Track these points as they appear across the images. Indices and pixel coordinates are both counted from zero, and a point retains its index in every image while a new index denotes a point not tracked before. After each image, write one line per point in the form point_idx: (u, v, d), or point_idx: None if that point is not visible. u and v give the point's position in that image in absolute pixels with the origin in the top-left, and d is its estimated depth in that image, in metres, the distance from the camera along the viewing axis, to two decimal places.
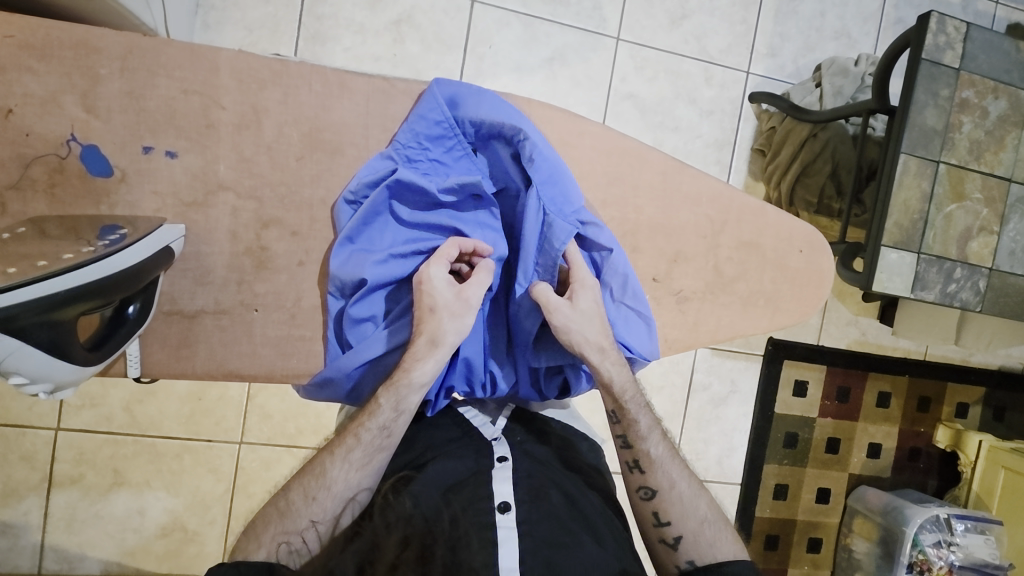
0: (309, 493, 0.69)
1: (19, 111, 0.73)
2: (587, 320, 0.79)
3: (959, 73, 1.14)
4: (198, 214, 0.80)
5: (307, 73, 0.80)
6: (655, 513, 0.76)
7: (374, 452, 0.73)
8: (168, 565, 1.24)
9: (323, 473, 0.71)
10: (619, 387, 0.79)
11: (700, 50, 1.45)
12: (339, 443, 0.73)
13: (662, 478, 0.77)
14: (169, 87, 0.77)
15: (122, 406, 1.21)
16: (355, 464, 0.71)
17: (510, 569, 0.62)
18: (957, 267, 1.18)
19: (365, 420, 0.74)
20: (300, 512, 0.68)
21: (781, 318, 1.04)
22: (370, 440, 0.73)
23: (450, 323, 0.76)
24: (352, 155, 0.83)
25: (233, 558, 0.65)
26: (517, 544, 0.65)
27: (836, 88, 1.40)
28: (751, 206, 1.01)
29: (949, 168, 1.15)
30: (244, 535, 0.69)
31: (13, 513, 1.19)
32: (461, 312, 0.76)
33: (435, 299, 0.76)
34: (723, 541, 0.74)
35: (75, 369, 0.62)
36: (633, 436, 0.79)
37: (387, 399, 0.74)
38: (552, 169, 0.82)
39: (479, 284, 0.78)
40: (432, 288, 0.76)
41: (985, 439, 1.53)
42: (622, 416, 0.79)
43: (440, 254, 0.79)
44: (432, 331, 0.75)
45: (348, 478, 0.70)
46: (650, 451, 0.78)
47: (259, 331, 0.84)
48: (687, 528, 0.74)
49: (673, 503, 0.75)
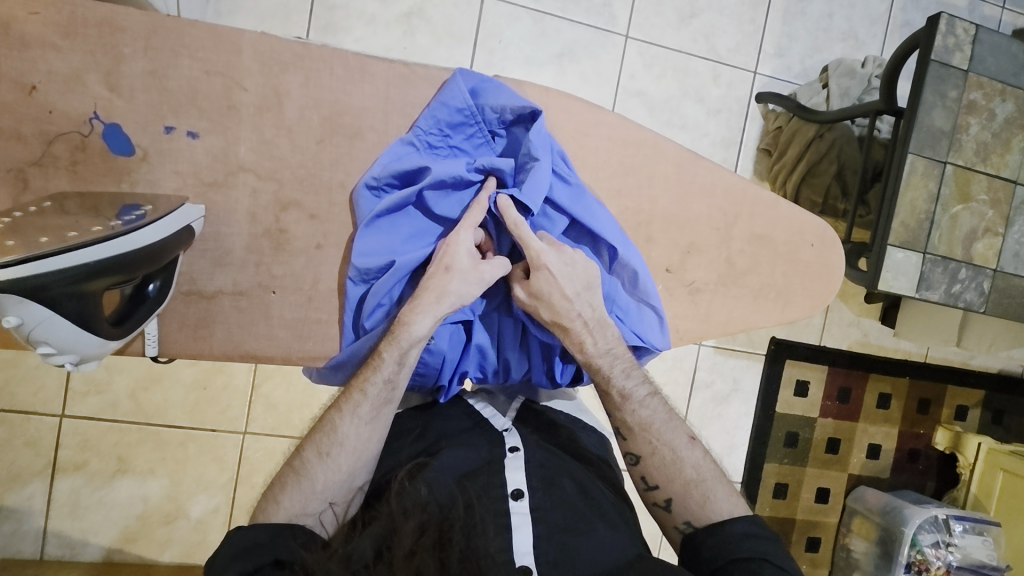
0: (322, 449, 0.70)
1: (43, 88, 0.74)
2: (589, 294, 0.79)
3: (968, 75, 1.15)
4: (219, 194, 0.80)
5: (329, 57, 0.81)
6: (643, 479, 0.76)
7: (381, 405, 0.73)
8: (171, 553, 1.24)
9: (333, 429, 0.71)
10: (595, 348, 0.79)
11: (708, 49, 1.46)
12: (345, 398, 0.73)
13: (644, 443, 0.76)
14: (191, 68, 0.77)
15: (128, 393, 1.22)
16: (363, 418, 0.72)
17: (525, 554, 0.63)
18: (962, 267, 1.18)
19: (370, 374, 0.73)
20: (316, 471, 0.69)
21: (792, 311, 1.05)
22: (376, 394, 0.72)
23: (459, 287, 0.75)
24: (372, 139, 0.83)
25: (253, 521, 0.66)
26: (532, 529, 0.65)
27: (843, 89, 1.41)
28: (764, 199, 1.02)
29: (955, 169, 1.16)
30: (261, 500, 0.69)
31: (17, 497, 1.19)
32: (473, 280, 0.76)
33: (454, 259, 0.76)
34: (714, 500, 0.73)
35: (100, 343, 0.64)
36: (610, 405, 0.79)
37: (390, 353, 0.73)
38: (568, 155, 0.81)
39: (498, 265, 0.78)
40: (455, 250, 0.76)
41: (984, 442, 1.54)
42: (599, 383, 0.79)
43: (467, 221, 0.78)
44: (440, 288, 0.75)
45: (359, 434, 0.71)
46: (626, 417, 0.77)
47: (277, 312, 0.85)
48: (674, 491, 0.74)
49: (658, 467, 0.75)
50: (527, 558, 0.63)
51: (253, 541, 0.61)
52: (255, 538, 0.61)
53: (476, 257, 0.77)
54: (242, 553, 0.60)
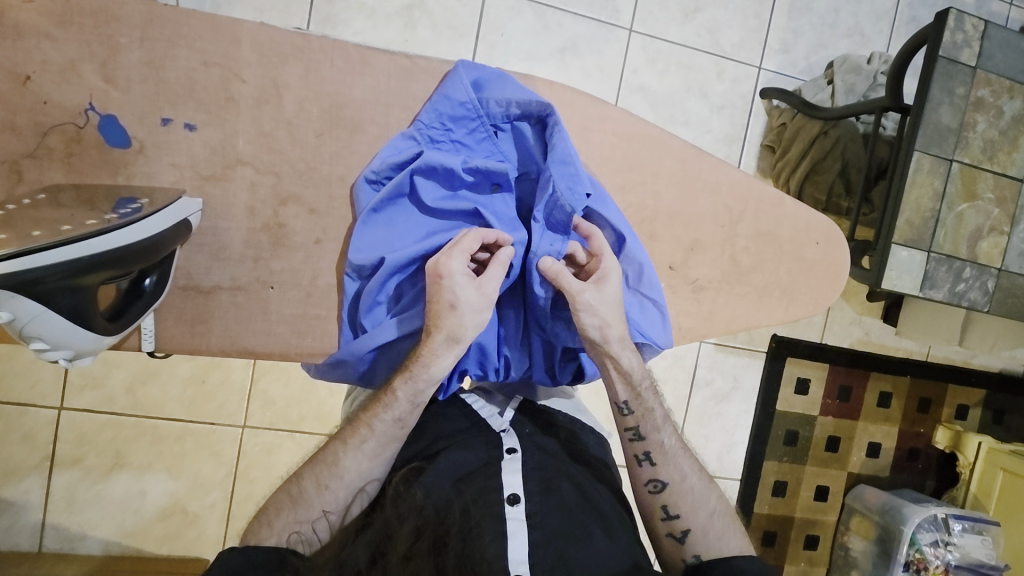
0: (322, 480, 0.69)
1: (37, 78, 0.73)
2: (609, 306, 0.77)
3: (976, 71, 1.13)
4: (217, 187, 0.79)
5: (329, 48, 0.80)
6: (665, 508, 0.76)
7: (389, 442, 0.72)
8: (167, 548, 1.23)
9: (335, 461, 0.70)
10: (638, 376, 0.78)
11: (713, 44, 1.44)
12: (351, 432, 0.72)
13: (674, 470, 0.77)
14: (189, 59, 0.76)
15: (125, 388, 1.21)
16: (369, 454, 0.71)
17: (520, 563, 0.61)
18: (966, 266, 1.17)
19: (379, 411, 0.72)
20: (314, 499, 0.69)
21: (795, 309, 1.04)
22: (384, 432, 0.72)
23: (470, 319, 0.72)
24: (373, 132, 0.82)
25: (245, 542, 0.67)
26: (528, 536, 0.64)
27: (848, 85, 1.39)
28: (770, 197, 1.01)
29: (962, 167, 1.15)
30: (254, 520, 0.70)
31: (14, 492, 1.19)
32: (482, 307, 0.72)
33: (457, 295, 0.71)
34: (730, 537, 0.74)
35: (95, 339, 0.64)
36: (647, 428, 0.78)
37: (403, 392, 0.72)
38: (567, 150, 0.79)
39: (498, 279, 0.74)
40: (453, 284, 0.71)
41: (984, 442, 1.53)
42: (637, 406, 0.78)
43: (458, 246, 0.74)
44: (452, 328, 0.71)
45: (360, 469, 0.70)
46: (661, 442, 0.77)
47: (275, 308, 0.84)
48: (696, 522, 0.74)
49: (683, 496, 0.75)
50: (521, 567, 0.61)
51: (248, 560, 0.60)
52: (249, 555, 0.61)
53: (475, 278, 0.73)
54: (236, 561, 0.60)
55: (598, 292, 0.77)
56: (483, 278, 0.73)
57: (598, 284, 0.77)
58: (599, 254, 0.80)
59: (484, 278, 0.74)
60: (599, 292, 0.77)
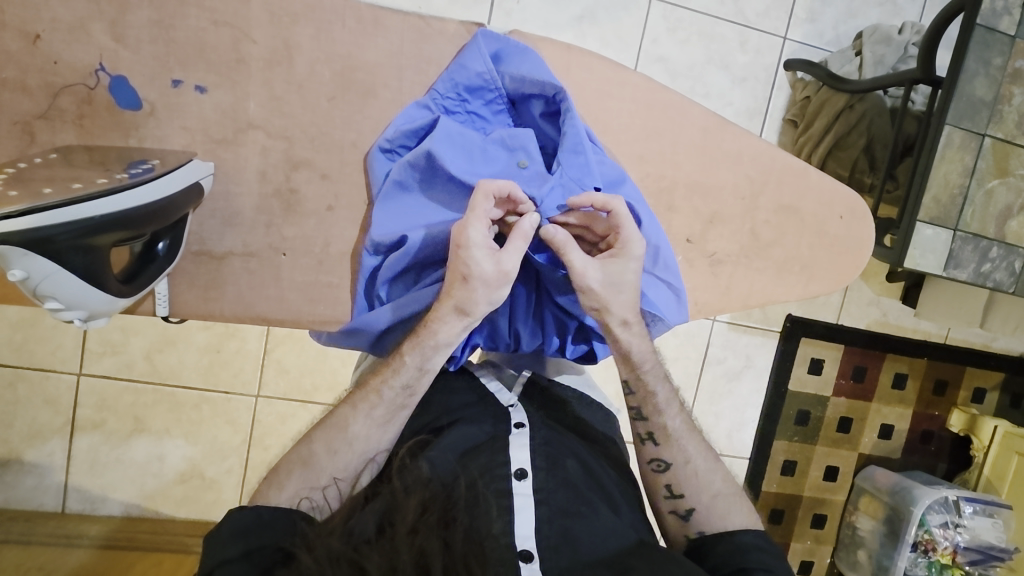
0: (332, 444, 0.69)
1: (46, 37, 0.72)
2: (618, 290, 0.72)
3: (1015, 40, 1.07)
4: (228, 152, 0.78)
5: (341, 8, 0.78)
6: (669, 487, 0.75)
7: (397, 409, 0.72)
8: (186, 510, 1.26)
9: (345, 425, 0.70)
10: (644, 351, 0.75)
11: (736, 12, 1.38)
12: (361, 397, 0.71)
13: (678, 451, 0.75)
14: (199, 18, 0.74)
15: (143, 354, 1.23)
16: (377, 421, 0.71)
17: (526, 538, 0.62)
18: (993, 246, 1.13)
19: (389, 377, 0.71)
20: (324, 464, 0.68)
21: (815, 286, 1.01)
22: (392, 398, 0.71)
23: (482, 294, 0.69)
24: (386, 97, 0.80)
25: (252, 501, 0.65)
26: (534, 512, 0.64)
27: (878, 56, 1.33)
28: (793, 168, 0.98)
29: (994, 142, 1.09)
30: (261, 483, 0.68)
31: (38, 453, 1.22)
32: (497, 284, 0.69)
33: (470, 268, 0.68)
34: (735, 513, 0.73)
35: (109, 300, 0.64)
36: (650, 409, 0.76)
37: (411, 357, 0.71)
38: (577, 138, 0.79)
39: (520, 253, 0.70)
40: (470, 257, 0.68)
41: (1000, 425, 1.49)
42: (638, 387, 0.76)
43: (476, 212, 0.69)
44: (462, 301, 0.69)
45: (370, 434, 0.70)
46: (666, 423, 0.76)
47: (286, 276, 0.83)
48: (700, 502, 0.73)
49: (688, 477, 0.74)
50: (528, 543, 0.61)
51: (262, 524, 0.61)
52: (264, 517, 0.61)
53: (495, 249, 0.69)
54: (245, 534, 0.59)
55: (603, 271, 0.72)
56: (502, 253, 0.69)
57: (606, 260, 0.73)
58: (620, 226, 0.73)
59: (503, 252, 0.70)
60: (604, 272, 0.72)
